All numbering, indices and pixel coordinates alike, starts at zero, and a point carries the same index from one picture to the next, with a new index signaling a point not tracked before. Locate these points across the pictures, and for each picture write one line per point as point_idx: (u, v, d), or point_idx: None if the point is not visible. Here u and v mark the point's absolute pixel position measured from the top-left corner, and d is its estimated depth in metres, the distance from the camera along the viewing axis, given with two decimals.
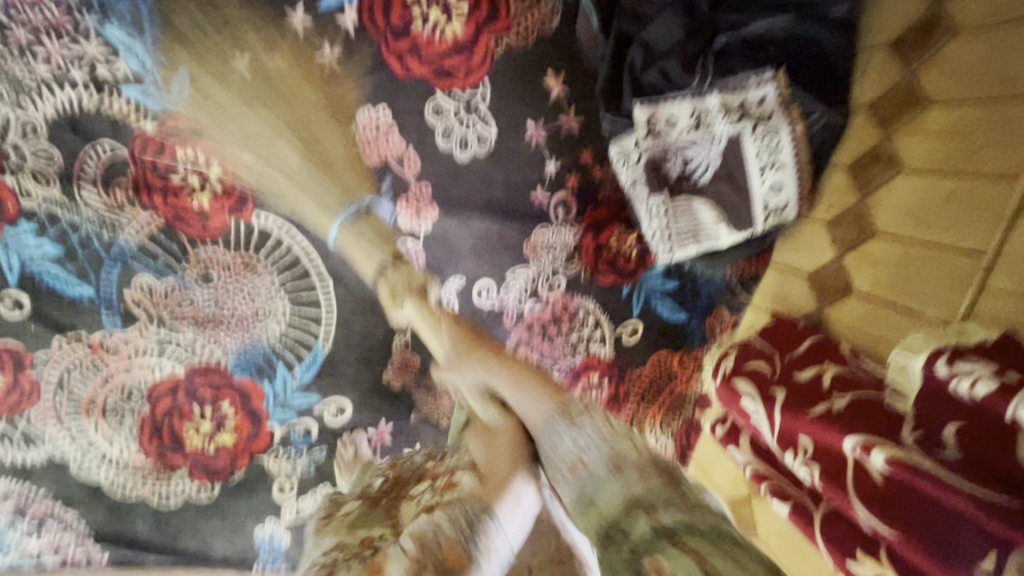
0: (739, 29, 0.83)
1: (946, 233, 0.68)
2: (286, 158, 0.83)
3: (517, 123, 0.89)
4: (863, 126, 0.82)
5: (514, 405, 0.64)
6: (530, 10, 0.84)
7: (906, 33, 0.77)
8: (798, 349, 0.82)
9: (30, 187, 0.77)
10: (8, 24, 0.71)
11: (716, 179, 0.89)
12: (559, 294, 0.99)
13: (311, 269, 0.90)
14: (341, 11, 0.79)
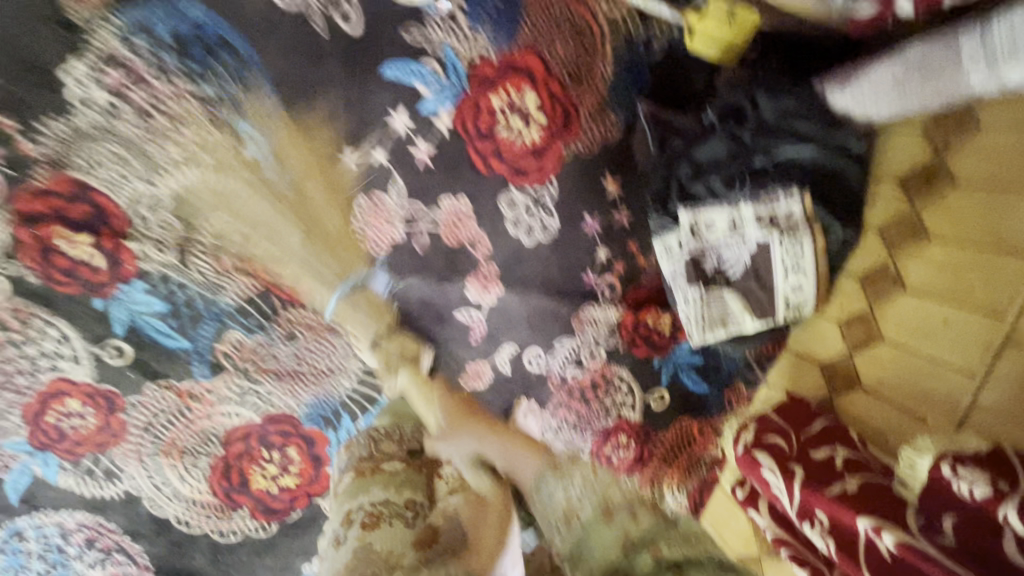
0: (772, 153, 0.95)
1: (944, 350, 0.82)
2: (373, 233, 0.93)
3: (577, 216, 1.01)
4: (873, 244, 0.96)
5: (503, 466, 0.97)
6: (598, 123, 0.97)
7: (911, 173, 0.91)
8: (812, 428, 0.93)
9: (150, 252, 0.86)
10: (154, 114, 0.81)
11: (745, 275, 1.02)
12: (598, 363, 1.11)
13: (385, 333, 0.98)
14: (437, 116, 0.90)
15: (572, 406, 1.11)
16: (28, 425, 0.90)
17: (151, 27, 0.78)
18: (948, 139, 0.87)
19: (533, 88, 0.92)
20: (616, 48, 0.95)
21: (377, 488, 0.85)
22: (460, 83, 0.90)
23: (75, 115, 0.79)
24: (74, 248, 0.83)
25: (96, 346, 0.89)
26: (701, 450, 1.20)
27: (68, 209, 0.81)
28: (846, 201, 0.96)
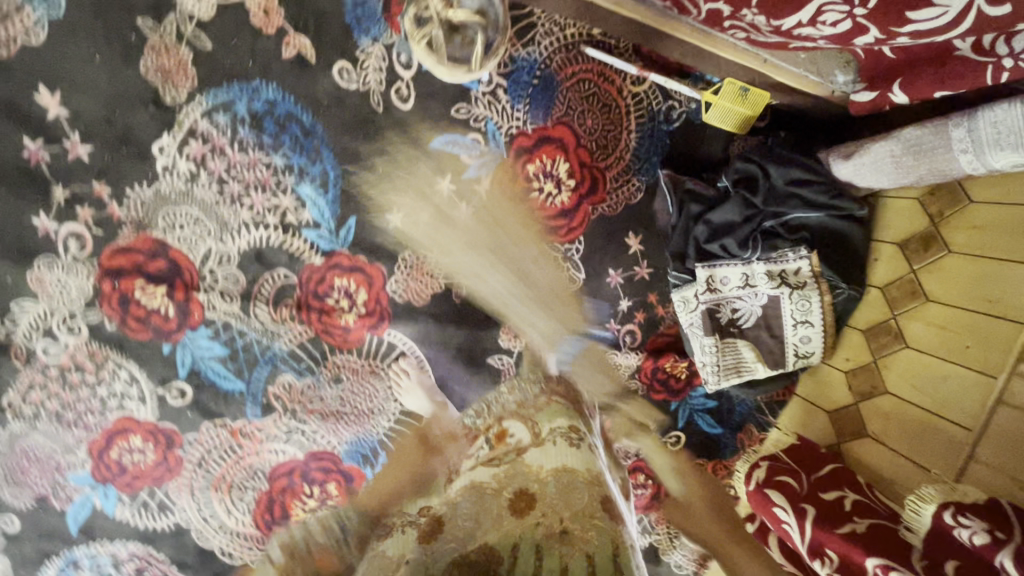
0: (781, 217, 1.05)
1: (944, 405, 0.89)
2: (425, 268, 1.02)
3: (601, 269, 1.09)
4: (876, 301, 1.04)
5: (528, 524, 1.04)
6: (621, 187, 1.06)
7: (909, 238, 1.00)
8: (822, 471, 0.98)
9: (217, 302, 0.94)
10: (228, 181, 0.90)
11: (757, 326, 1.10)
12: (619, 407, 1.17)
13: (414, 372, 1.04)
14: (478, 181, 1.00)
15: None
16: (93, 460, 0.97)
17: (231, 105, 0.88)
18: (942, 210, 0.96)
19: (565, 158, 1.02)
20: (641, 121, 1.04)
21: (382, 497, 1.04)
22: (499, 151, 0.99)
23: (161, 182, 0.88)
24: (150, 298, 0.92)
25: (160, 387, 0.97)
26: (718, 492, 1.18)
27: (147, 263, 0.91)
28: (848, 260, 1.05)
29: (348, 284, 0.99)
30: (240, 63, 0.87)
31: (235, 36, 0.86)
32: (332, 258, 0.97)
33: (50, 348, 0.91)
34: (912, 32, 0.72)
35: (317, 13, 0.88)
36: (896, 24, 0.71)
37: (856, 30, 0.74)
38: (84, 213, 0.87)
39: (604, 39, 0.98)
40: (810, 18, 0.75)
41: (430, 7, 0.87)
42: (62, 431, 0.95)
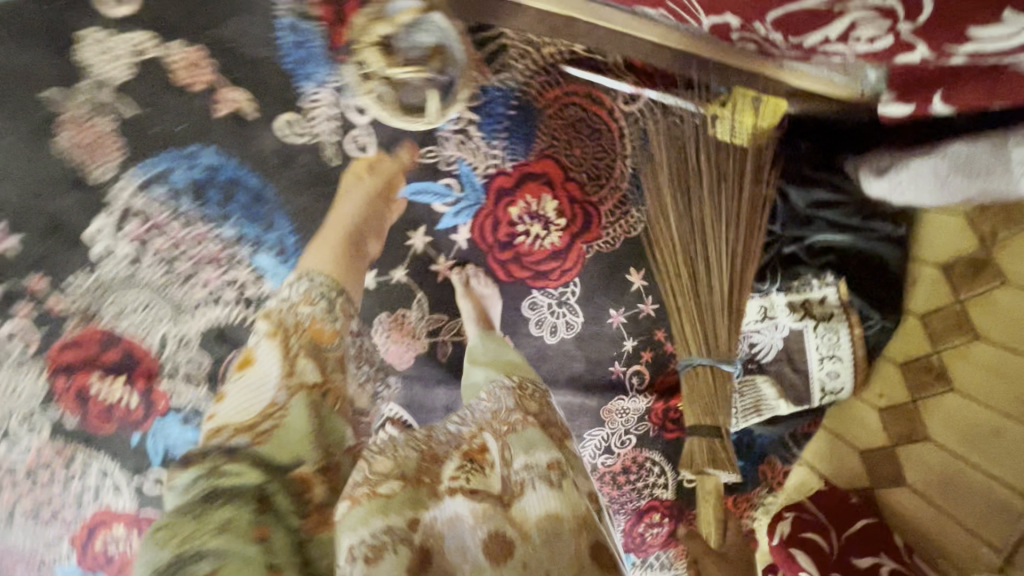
0: (803, 241, 0.93)
1: (995, 464, 0.79)
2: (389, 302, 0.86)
3: (601, 311, 0.98)
4: (913, 331, 0.92)
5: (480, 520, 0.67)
6: (619, 221, 0.94)
7: (954, 262, 0.87)
8: (852, 529, 0.90)
9: (182, 388, 0.87)
10: (176, 259, 0.81)
11: (778, 360, 0.98)
12: (629, 449, 1.09)
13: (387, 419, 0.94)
14: (455, 230, 0.89)
15: (605, 491, 1.10)
16: (77, 553, 0.92)
17: (167, 176, 0.77)
18: (995, 230, 0.83)
19: (552, 194, 0.90)
20: (638, 144, 0.91)
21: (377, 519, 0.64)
22: (476, 197, 0.88)
23: (102, 267, 0.80)
24: (109, 390, 0.85)
25: (136, 476, 0.91)
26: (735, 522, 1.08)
27: (100, 353, 0.83)
28: (881, 287, 0.92)
29: None
30: (169, 128, 0.76)
31: (160, 98, 0.75)
32: None
33: (13, 450, 0.85)
34: (972, 53, 0.55)
35: (250, 60, 0.76)
36: (950, 43, 0.55)
37: (897, 48, 0.59)
38: (23, 309, 0.79)
39: (591, 56, 0.86)
40: (839, 33, 0.60)
41: (368, 60, 0.79)
42: (41, 529, 0.90)
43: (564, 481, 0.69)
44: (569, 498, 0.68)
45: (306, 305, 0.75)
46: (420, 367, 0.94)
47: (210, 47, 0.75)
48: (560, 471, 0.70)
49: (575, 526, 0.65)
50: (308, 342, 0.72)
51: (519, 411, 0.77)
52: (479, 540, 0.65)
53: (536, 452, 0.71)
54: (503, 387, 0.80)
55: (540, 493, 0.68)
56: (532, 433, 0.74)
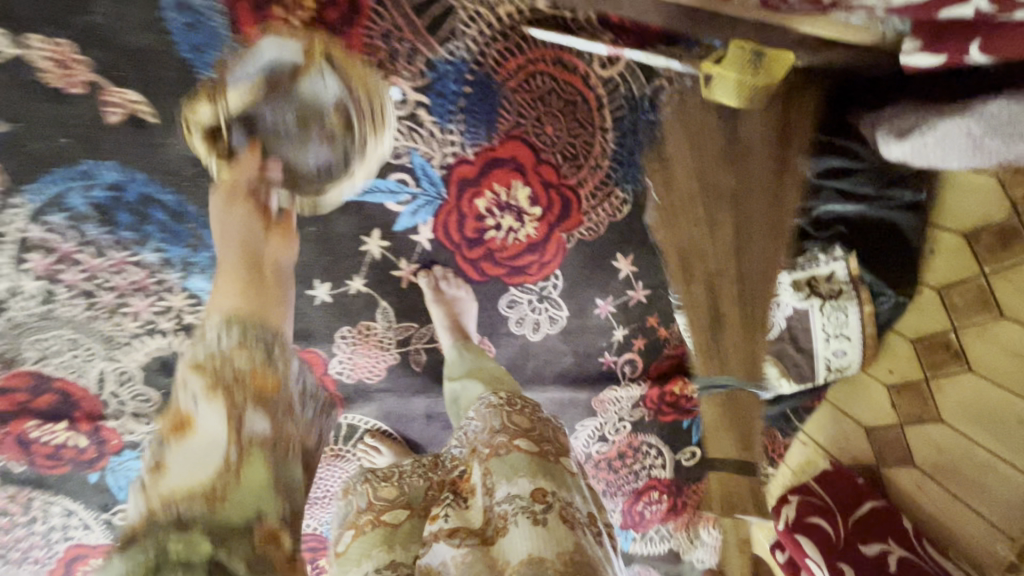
0: (809, 212, 0.82)
1: (1013, 452, 0.73)
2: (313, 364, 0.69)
3: (587, 302, 0.90)
4: (929, 307, 0.84)
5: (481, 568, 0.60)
6: (601, 205, 0.83)
7: (981, 231, 0.77)
8: (858, 512, 0.87)
9: (134, 426, 0.79)
10: (97, 292, 0.71)
11: (780, 339, 0.89)
12: (624, 435, 1.04)
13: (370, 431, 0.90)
14: (416, 230, 0.78)
15: (600, 476, 1.06)
16: None
17: (63, 200, 0.65)
18: None
19: (523, 180, 0.79)
20: (618, 113, 0.79)
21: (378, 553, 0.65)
22: (436, 191, 0.76)
23: (11, 309, 0.70)
24: (52, 434, 0.77)
25: (103, 513, 0.86)
26: None
27: (32, 399, 0.75)
28: (896, 258, 0.83)
29: None
30: (53, 143, 0.63)
31: (32, 108, 0.61)
32: None
33: None
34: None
35: (139, 51, 0.62)
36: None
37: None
38: None
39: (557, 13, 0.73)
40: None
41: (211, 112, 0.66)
42: (13, 568, 0.87)
43: (550, 516, 0.60)
44: (555, 534, 0.59)
45: (242, 354, 0.53)
46: (394, 377, 0.87)
47: (83, 39, 0.61)
48: (547, 502, 0.62)
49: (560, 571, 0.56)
50: (252, 392, 0.52)
51: (505, 432, 0.69)
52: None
53: (519, 480, 0.63)
54: (489, 404, 0.73)
55: (527, 530, 0.60)
56: (517, 458, 0.65)
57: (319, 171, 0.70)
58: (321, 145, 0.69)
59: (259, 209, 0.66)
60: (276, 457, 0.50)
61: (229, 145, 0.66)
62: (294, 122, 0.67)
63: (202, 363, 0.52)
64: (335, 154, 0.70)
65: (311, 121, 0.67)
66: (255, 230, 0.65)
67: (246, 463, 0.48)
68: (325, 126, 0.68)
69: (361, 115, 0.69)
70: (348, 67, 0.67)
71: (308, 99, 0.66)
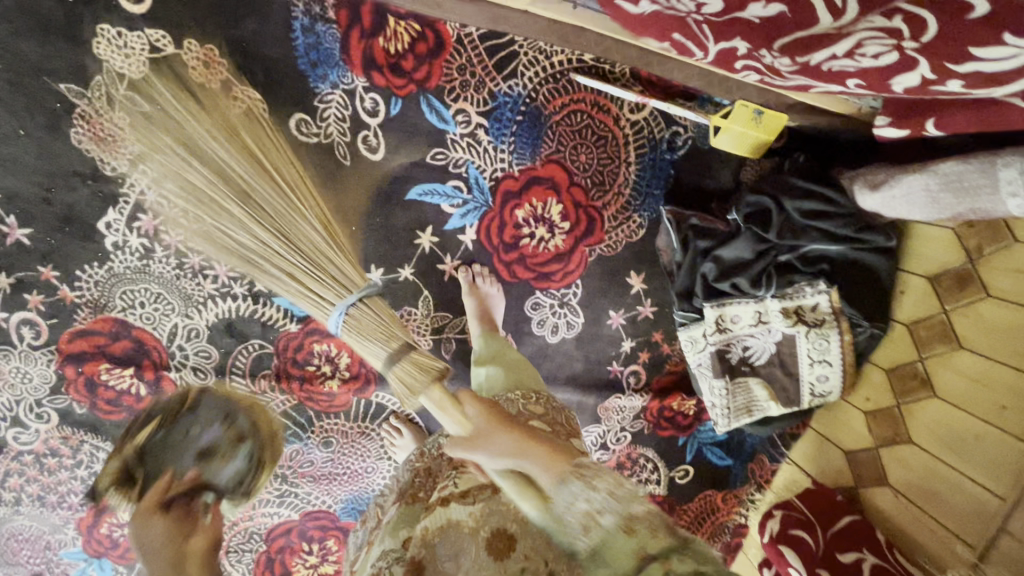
0: (798, 249, 0.96)
1: (971, 466, 0.83)
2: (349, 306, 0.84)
3: (601, 313, 1.01)
4: (900, 339, 0.96)
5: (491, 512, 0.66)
6: (621, 226, 0.97)
7: (942, 274, 0.90)
8: (836, 525, 0.94)
9: (191, 380, 0.89)
10: (187, 254, 0.83)
11: (769, 363, 1.02)
12: (624, 446, 1.11)
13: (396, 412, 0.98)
14: (463, 231, 0.91)
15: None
16: (83, 535, 0.95)
17: None
18: (981, 245, 0.86)
19: (557, 198, 0.93)
20: (641, 151, 0.94)
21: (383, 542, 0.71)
22: (484, 199, 0.90)
23: (113, 261, 0.81)
24: (118, 380, 0.86)
25: None
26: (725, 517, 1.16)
27: (110, 345, 0.84)
28: (871, 294, 0.96)
29: (331, 348, 0.92)
30: None
31: None
32: (308, 324, 0.90)
33: (22, 436, 0.87)
34: (970, 73, 0.57)
35: (266, 61, 0.78)
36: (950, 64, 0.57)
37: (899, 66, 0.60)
38: (33, 300, 0.80)
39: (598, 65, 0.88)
40: (845, 50, 0.61)
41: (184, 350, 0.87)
42: (48, 511, 0.92)
43: None
44: None
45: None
46: None
47: (226, 47, 0.76)
48: None
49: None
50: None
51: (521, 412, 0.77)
52: (481, 542, 0.64)
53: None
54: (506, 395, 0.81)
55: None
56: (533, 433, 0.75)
57: None
58: (239, 457, 0.63)
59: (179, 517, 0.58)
60: None
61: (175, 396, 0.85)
62: (192, 457, 0.61)
63: None
64: None
65: None
66: (178, 541, 0.57)
67: None
68: (228, 450, 0.63)
69: (252, 434, 0.65)
70: (227, 394, 0.68)
71: (188, 421, 0.63)
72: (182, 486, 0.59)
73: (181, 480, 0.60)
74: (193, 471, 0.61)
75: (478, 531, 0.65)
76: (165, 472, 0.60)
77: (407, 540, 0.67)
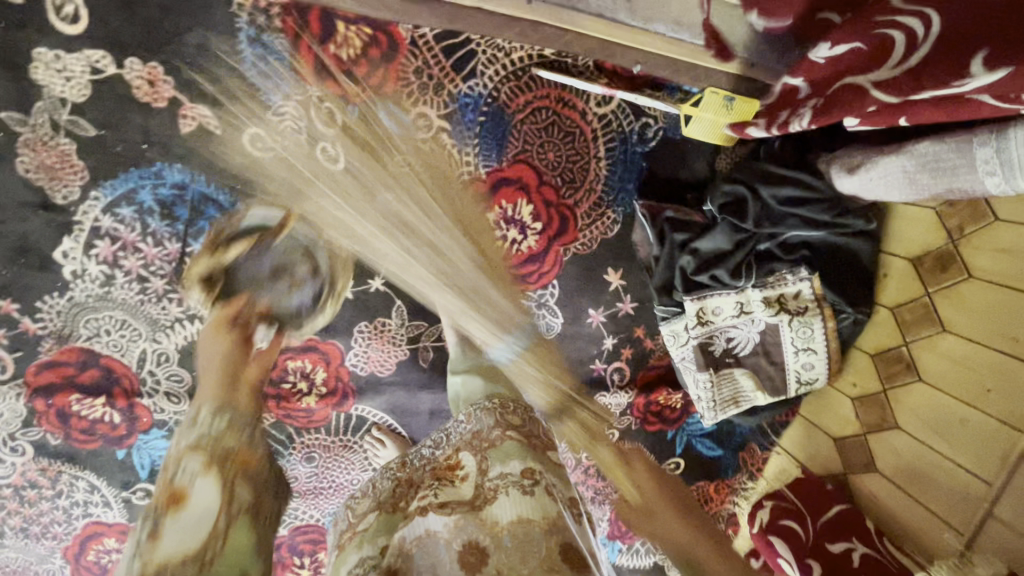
0: (777, 237, 0.94)
1: (958, 452, 0.81)
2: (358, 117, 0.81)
3: (580, 311, 1.00)
4: (885, 324, 0.94)
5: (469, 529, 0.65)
6: (595, 223, 0.95)
7: (923, 257, 0.88)
8: (826, 515, 0.93)
9: (165, 405, 0.87)
10: (149, 278, 0.81)
11: (754, 352, 1.01)
12: None
13: (377, 423, 0.97)
14: None
15: (589, 482, 1.11)
16: (70, 564, 0.94)
17: (134, 195, 0.77)
18: (962, 226, 0.84)
19: (527, 199, 0.91)
20: (611, 145, 0.92)
21: (354, 555, 0.69)
22: (451, 204, 0.88)
23: (73, 289, 0.79)
24: (90, 409, 0.85)
25: (124, 490, 0.91)
26: (717, 508, 1.13)
27: (79, 375, 0.83)
28: (852, 278, 0.94)
29: (306, 364, 0.90)
30: (134, 147, 0.75)
31: (121, 117, 0.74)
32: None
33: None
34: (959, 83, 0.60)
35: (213, 76, 0.76)
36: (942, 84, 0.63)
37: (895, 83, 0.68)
38: None
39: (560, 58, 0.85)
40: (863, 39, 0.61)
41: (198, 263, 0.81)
42: (32, 542, 0.91)
43: (537, 487, 0.69)
44: (539, 501, 0.67)
45: (234, 438, 0.69)
46: (403, 371, 0.95)
47: (170, 64, 0.74)
48: (535, 478, 0.70)
49: (544, 529, 0.65)
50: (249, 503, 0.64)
51: (500, 426, 0.76)
52: (454, 554, 0.64)
53: (512, 462, 0.71)
54: (484, 408, 0.79)
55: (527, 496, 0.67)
56: (510, 445, 0.73)
57: (300, 308, 0.86)
58: (307, 288, 0.85)
59: (240, 340, 0.82)
60: (257, 520, 0.63)
61: (230, 250, 0.81)
62: (267, 272, 0.82)
63: (201, 446, 0.65)
64: (313, 297, 0.86)
65: (283, 270, 0.82)
66: (239, 360, 0.81)
67: (233, 530, 0.60)
68: (301, 275, 0.83)
69: (326, 271, 0.85)
70: (285, 243, 0.81)
71: (263, 247, 0.81)
72: (251, 313, 0.82)
73: (254, 307, 0.82)
74: (264, 304, 0.83)
75: (451, 542, 0.65)
76: (247, 291, 0.82)
77: (385, 548, 0.67)
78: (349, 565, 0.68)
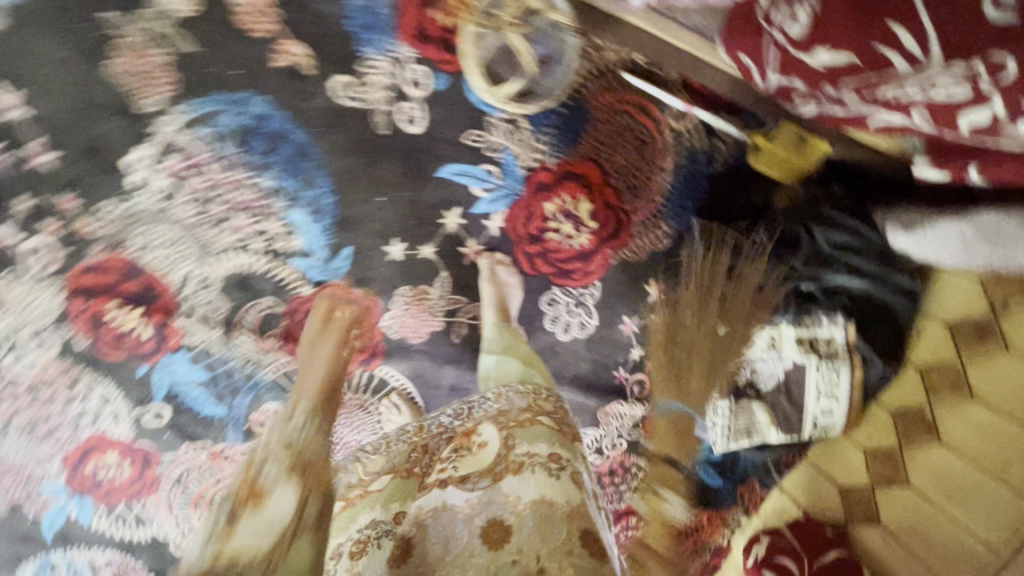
0: (819, 279, 0.94)
1: (971, 518, 0.84)
2: (450, 84, 0.84)
3: (615, 316, 1.00)
4: (910, 383, 0.94)
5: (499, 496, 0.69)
6: (648, 233, 0.96)
7: (961, 324, 0.90)
8: (824, 559, 0.94)
9: (197, 329, 0.88)
10: (210, 202, 0.82)
11: (775, 390, 1.00)
12: (619, 453, 1.08)
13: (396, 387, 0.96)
14: (488, 217, 0.91)
15: None
16: (67, 471, 0.94)
17: (214, 118, 0.78)
18: (1007, 300, 0.86)
19: (588, 196, 0.92)
20: (678, 161, 0.93)
21: (365, 513, 0.71)
22: (515, 187, 0.90)
23: (135, 198, 0.80)
24: (125, 319, 0.86)
25: (137, 407, 0.92)
26: None
27: (123, 284, 0.83)
28: (892, 339, 0.94)
29: None
30: (226, 71, 0.77)
31: (219, 40, 0.76)
32: (321, 289, 0.89)
33: (17, 364, 0.86)
34: None
35: (313, 18, 0.78)
36: None
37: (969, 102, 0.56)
38: (47, 226, 0.79)
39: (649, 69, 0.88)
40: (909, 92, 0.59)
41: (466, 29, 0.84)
42: (33, 444, 0.91)
43: (562, 472, 0.71)
44: (564, 487, 0.70)
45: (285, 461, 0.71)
46: (433, 342, 0.96)
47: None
48: (561, 463, 0.72)
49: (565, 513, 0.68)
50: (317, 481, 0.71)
51: (530, 410, 0.77)
52: (474, 527, 0.68)
53: (539, 444, 0.72)
54: (516, 391, 0.80)
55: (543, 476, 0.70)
56: (539, 429, 0.75)
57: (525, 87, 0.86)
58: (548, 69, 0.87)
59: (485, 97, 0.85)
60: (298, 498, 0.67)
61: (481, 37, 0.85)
62: (504, 48, 0.85)
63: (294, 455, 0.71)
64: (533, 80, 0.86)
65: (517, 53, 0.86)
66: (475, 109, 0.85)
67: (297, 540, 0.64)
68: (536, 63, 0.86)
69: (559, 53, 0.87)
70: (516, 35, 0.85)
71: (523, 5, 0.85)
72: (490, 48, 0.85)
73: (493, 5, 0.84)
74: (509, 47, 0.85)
75: (472, 517, 0.69)
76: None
77: (399, 515, 0.70)
78: (359, 525, 0.70)
